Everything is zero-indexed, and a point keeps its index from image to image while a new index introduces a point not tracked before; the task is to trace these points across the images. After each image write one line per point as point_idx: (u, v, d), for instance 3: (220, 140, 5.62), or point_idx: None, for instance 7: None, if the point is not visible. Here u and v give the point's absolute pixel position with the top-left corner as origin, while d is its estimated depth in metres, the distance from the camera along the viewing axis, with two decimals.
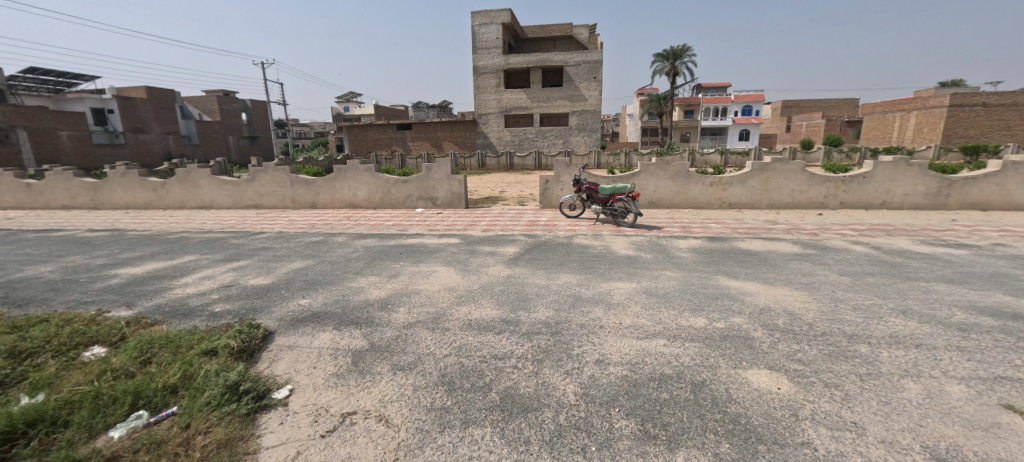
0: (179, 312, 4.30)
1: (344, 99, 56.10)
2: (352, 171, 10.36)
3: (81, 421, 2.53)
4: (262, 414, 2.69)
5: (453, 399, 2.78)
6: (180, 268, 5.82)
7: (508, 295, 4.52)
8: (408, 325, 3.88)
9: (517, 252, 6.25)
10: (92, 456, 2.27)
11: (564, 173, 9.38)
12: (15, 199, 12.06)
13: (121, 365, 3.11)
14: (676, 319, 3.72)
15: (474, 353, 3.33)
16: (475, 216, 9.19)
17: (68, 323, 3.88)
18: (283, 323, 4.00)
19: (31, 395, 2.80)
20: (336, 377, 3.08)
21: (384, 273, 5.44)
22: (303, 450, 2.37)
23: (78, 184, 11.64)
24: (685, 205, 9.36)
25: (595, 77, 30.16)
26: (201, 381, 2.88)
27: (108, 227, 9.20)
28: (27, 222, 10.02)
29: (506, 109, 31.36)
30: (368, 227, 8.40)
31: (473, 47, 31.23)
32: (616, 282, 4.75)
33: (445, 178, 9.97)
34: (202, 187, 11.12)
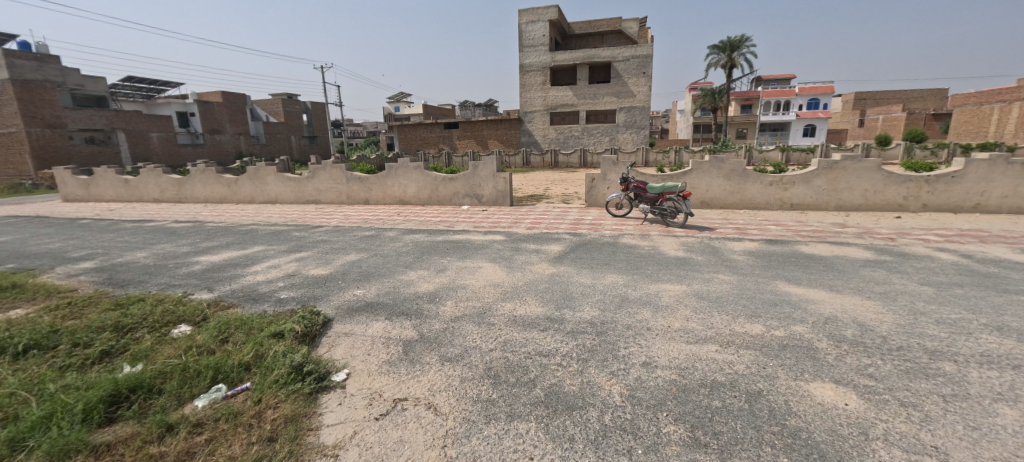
0: (250, 296, 4.70)
1: (395, 99, 58.32)
2: (403, 168, 10.74)
3: (172, 390, 2.84)
4: (322, 394, 2.88)
5: (499, 392, 2.84)
6: (250, 258, 6.33)
7: (552, 293, 4.52)
8: (455, 318, 3.99)
9: (561, 250, 6.22)
10: (181, 421, 2.55)
11: (611, 170, 9.22)
12: (116, 193, 13.60)
13: (204, 342, 3.45)
14: (730, 325, 3.57)
15: (520, 349, 3.37)
16: (520, 213, 9.26)
17: (160, 302, 4.37)
18: (341, 311, 4.25)
19: (133, 364, 3.19)
20: (388, 364, 3.24)
21: (432, 268, 5.63)
22: (359, 430, 2.52)
23: (166, 179, 12.93)
24: (740, 205, 8.90)
25: (644, 72, 29.25)
26: (271, 360, 3.13)
27: (190, 218, 10.14)
28: (125, 213, 11.27)
29: (552, 106, 31.20)
30: (417, 223, 8.68)
31: (520, 45, 31.31)
32: (665, 284, 4.61)
33: (491, 175, 10.11)
34: (269, 183, 11.97)
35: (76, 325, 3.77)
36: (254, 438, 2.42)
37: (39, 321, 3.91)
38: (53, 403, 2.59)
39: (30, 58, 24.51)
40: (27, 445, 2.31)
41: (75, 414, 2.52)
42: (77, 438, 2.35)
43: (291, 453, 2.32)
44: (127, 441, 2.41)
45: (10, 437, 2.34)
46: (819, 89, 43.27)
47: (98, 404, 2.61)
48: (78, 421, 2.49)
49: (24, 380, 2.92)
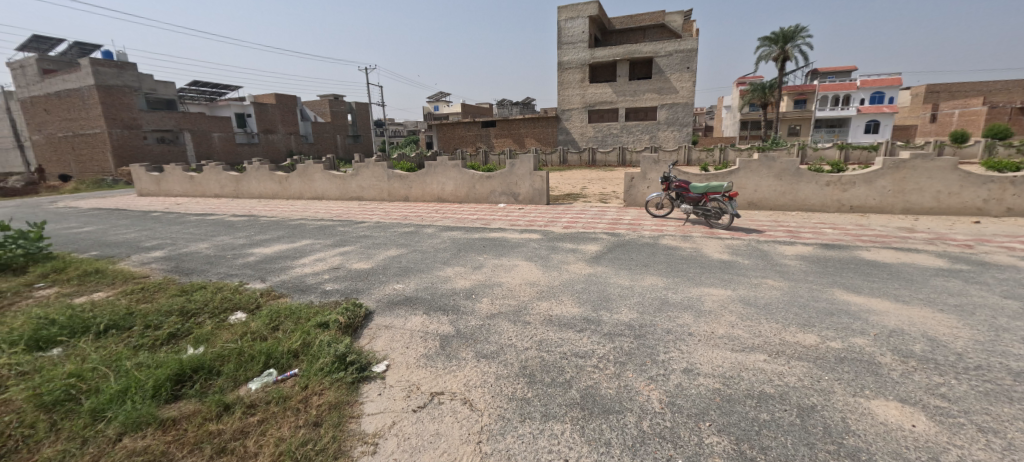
0: (298, 287, 4.93)
1: (435, 99, 59.56)
2: (441, 167, 10.91)
3: (229, 372, 3.02)
4: (363, 384, 2.97)
5: (534, 392, 2.82)
6: (299, 251, 6.64)
7: (589, 294, 4.45)
8: (491, 315, 4.01)
9: (598, 250, 6.11)
10: (237, 401, 2.71)
11: (651, 169, 8.95)
12: (182, 189, 14.70)
13: (258, 328, 3.65)
14: (780, 334, 3.37)
15: (555, 349, 3.33)
16: (557, 212, 9.18)
17: (219, 290, 4.67)
18: (381, 304, 4.39)
19: (196, 346, 3.42)
20: (426, 358, 3.30)
21: (469, 264, 5.68)
22: (398, 421, 2.58)
23: (225, 176, 13.83)
24: (792, 206, 8.41)
25: (688, 67, 28.21)
26: (317, 349, 3.27)
27: (245, 213, 10.78)
28: (190, 207, 12.16)
29: (591, 103, 30.73)
30: (454, 221, 8.79)
31: (559, 43, 31.10)
32: (708, 288, 4.43)
33: (527, 174, 10.09)
34: (316, 180, 12.53)
35: (147, 308, 4.09)
36: (301, 422, 2.53)
37: (118, 303, 4.28)
38: (128, 378, 2.83)
39: (111, 65, 26.33)
40: (106, 415, 2.54)
41: (146, 390, 2.74)
42: (148, 412, 2.55)
43: (335, 438, 2.41)
44: (190, 416, 2.58)
45: (93, 406, 2.58)
46: (885, 82, 40.10)
47: (165, 382, 2.81)
48: (150, 395, 2.71)
49: (105, 356, 3.20)
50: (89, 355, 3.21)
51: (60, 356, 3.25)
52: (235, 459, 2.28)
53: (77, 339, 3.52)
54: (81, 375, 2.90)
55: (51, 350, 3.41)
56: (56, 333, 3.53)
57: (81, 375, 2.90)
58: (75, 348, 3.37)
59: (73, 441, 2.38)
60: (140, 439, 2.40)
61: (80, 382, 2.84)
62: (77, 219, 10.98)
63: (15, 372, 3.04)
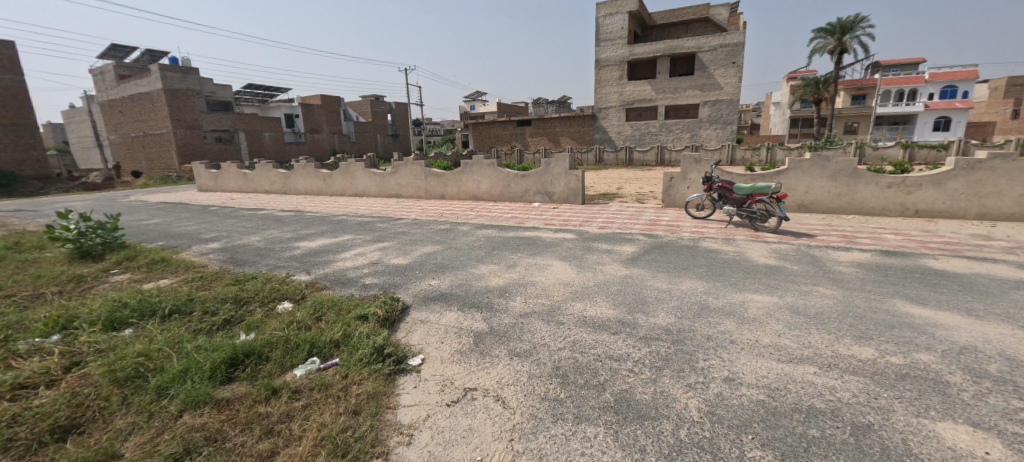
0: (340, 280, 5.12)
1: (472, 98, 60.29)
2: (477, 165, 11.00)
3: (277, 358, 3.17)
4: (400, 376, 3.04)
5: (567, 393, 2.78)
6: (340, 245, 6.90)
7: (625, 296, 4.34)
8: (524, 314, 4.00)
9: (635, 251, 5.97)
10: (284, 386, 2.84)
11: (692, 169, 8.64)
12: (236, 185, 15.61)
13: (303, 318, 3.82)
14: (833, 347, 3.16)
15: (589, 350, 3.28)
16: (592, 212, 9.04)
17: (268, 280, 4.92)
18: (417, 299, 4.47)
19: (247, 332, 3.62)
20: (460, 353, 3.33)
21: (503, 263, 5.69)
22: (432, 413, 2.62)
23: (274, 174, 14.56)
24: (847, 210, 7.89)
25: (734, 62, 27.06)
26: (356, 340, 3.37)
27: (292, 208, 11.31)
28: (242, 202, 12.89)
29: (629, 101, 30.07)
30: (489, 219, 8.85)
31: (597, 40, 30.67)
32: (752, 294, 4.23)
33: (563, 172, 9.99)
34: (357, 178, 12.96)
35: (205, 295, 4.37)
36: (341, 409, 2.62)
37: (180, 290, 4.60)
38: (188, 360, 3.02)
39: (177, 70, 28.38)
40: (169, 393, 2.73)
41: (204, 371, 2.92)
42: (205, 392, 2.72)
43: (372, 427, 2.48)
44: (241, 398, 2.73)
45: (158, 384, 2.78)
46: (958, 75, 36.83)
47: (220, 364, 3.00)
48: (207, 376, 2.89)
49: (169, 338, 3.43)
50: (155, 337, 3.45)
51: (131, 336, 3.52)
52: (281, 440, 2.39)
53: (145, 322, 3.80)
54: (148, 354, 3.13)
55: (124, 331, 3.71)
56: (128, 315, 3.84)
57: (149, 354, 3.13)
58: (144, 329, 3.65)
59: (141, 414, 2.58)
60: (198, 416, 2.56)
61: (148, 360, 3.06)
62: (146, 211, 11.92)
63: (93, 349, 3.31)
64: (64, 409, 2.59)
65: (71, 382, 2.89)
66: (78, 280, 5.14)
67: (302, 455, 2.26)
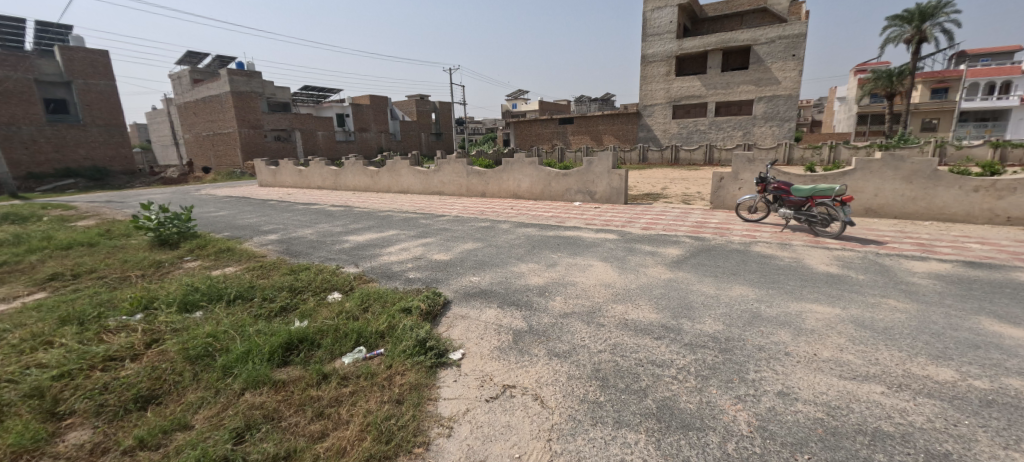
0: (385, 274, 5.29)
1: (514, 96, 60.51)
2: (518, 164, 11.01)
3: (327, 346, 3.32)
4: (440, 369, 3.10)
5: (607, 396, 2.72)
6: (386, 240, 7.13)
7: (669, 300, 4.18)
8: (564, 314, 3.96)
9: (681, 254, 5.76)
10: (333, 373, 2.97)
11: (744, 169, 8.23)
12: (292, 180, 16.55)
13: (351, 308, 3.98)
14: (904, 365, 2.89)
15: (631, 354, 3.19)
16: (635, 213, 8.81)
17: (320, 271, 5.17)
18: (458, 294, 4.53)
19: (301, 320, 3.81)
20: (499, 350, 3.34)
21: (542, 262, 5.65)
22: (471, 408, 2.65)
23: (326, 170, 15.30)
24: (924, 215, 7.21)
25: (793, 54, 25.44)
26: (400, 332, 3.47)
27: (341, 203, 11.82)
28: (296, 197, 13.63)
29: (677, 98, 29.03)
30: (529, 217, 8.83)
31: (644, 35, 29.84)
32: (810, 304, 3.95)
33: (605, 172, 9.78)
34: (402, 175, 13.34)
35: (265, 283, 4.66)
36: (386, 398, 2.70)
37: (243, 277, 4.93)
38: (249, 342, 3.23)
39: (242, 74, 30.41)
40: (233, 372, 2.93)
41: (263, 353, 3.12)
42: (263, 374, 2.89)
43: (414, 417, 2.54)
44: (295, 381, 2.88)
45: (223, 364, 2.99)
46: None
47: (277, 348, 3.18)
48: (266, 358, 3.08)
49: (233, 321, 3.69)
50: (222, 319, 3.71)
51: (200, 318, 3.81)
52: (331, 423, 2.50)
53: (213, 305, 4.11)
54: (214, 335, 3.37)
55: (195, 313, 4.02)
56: (199, 298, 4.16)
57: (215, 335, 3.37)
58: (212, 312, 3.94)
59: (208, 390, 2.78)
60: (258, 395, 2.73)
61: (215, 341, 3.30)
62: (213, 204, 12.91)
63: (170, 328, 3.61)
64: (145, 381, 2.84)
65: (151, 356, 3.17)
66: (157, 265, 5.64)
67: (349, 439, 2.36)
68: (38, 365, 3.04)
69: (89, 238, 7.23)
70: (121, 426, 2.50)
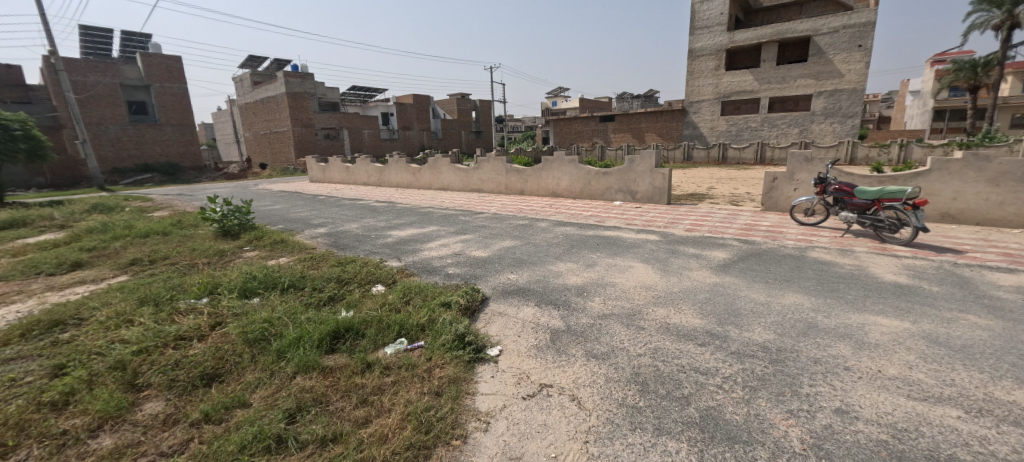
0: (426, 268, 5.40)
1: (554, 94, 60.15)
2: (558, 162, 10.92)
3: (370, 336, 3.43)
4: (478, 365, 3.13)
5: (647, 402, 2.64)
6: (427, 235, 7.28)
7: (714, 306, 4.00)
8: (603, 315, 3.88)
9: (728, 258, 5.50)
10: (376, 362, 3.07)
11: (801, 169, 7.73)
12: (340, 177, 17.29)
13: (393, 300, 4.09)
14: (986, 388, 2.61)
15: (672, 360, 3.08)
16: (678, 213, 8.50)
17: (365, 264, 5.36)
18: (497, 291, 4.56)
19: (347, 310, 3.97)
20: (536, 348, 3.33)
21: (581, 262, 5.57)
22: (508, 405, 2.66)
23: (371, 167, 15.87)
24: (1013, 222, 6.49)
25: (859, 45, 23.65)
26: (440, 326, 3.53)
27: (384, 199, 12.21)
28: (343, 193, 14.21)
29: (726, 94, 27.75)
30: (568, 216, 8.73)
31: (692, 29, 28.74)
32: (874, 316, 3.65)
33: (648, 171, 9.48)
34: (443, 172, 13.59)
35: (315, 273, 4.89)
36: (425, 389, 2.76)
37: (296, 267, 5.21)
38: (300, 329, 3.40)
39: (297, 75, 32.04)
40: (286, 356, 3.09)
41: (312, 340, 3.27)
42: (312, 360, 3.03)
43: (452, 410, 2.57)
44: (342, 368, 3.00)
45: (278, 348, 3.16)
46: None
47: (325, 336, 3.33)
48: (315, 345, 3.24)
49: (286, 308, 3.90)
50: (277, 306, 3.93)
51: (258, 304, 4.07)
52: (374, 410, 2.58)
53: (268, 293, 4.37)
54: (270, 321, 3.57)
55: (253, 299, 4.29)
56: (256, 286, 4.43)
57: (271, 321, 3.57)
58: (268, 299, 4.19)
59: (264, 372, 2.95)
60: (308, 379, 2.86)
61: (270, 326, 3.50)
62: (269, 198, 13.73)
63: (231, 312, 3.86)
64: (209, 360, 3.06)
65: (215, 337, 3.41)
66: (221, 254, 6.06)
67: (391, 426, 2.42)
68: (121, 341, 3.35)
69: (163, 228, 7.91)
70: (189, 400, 2.71)
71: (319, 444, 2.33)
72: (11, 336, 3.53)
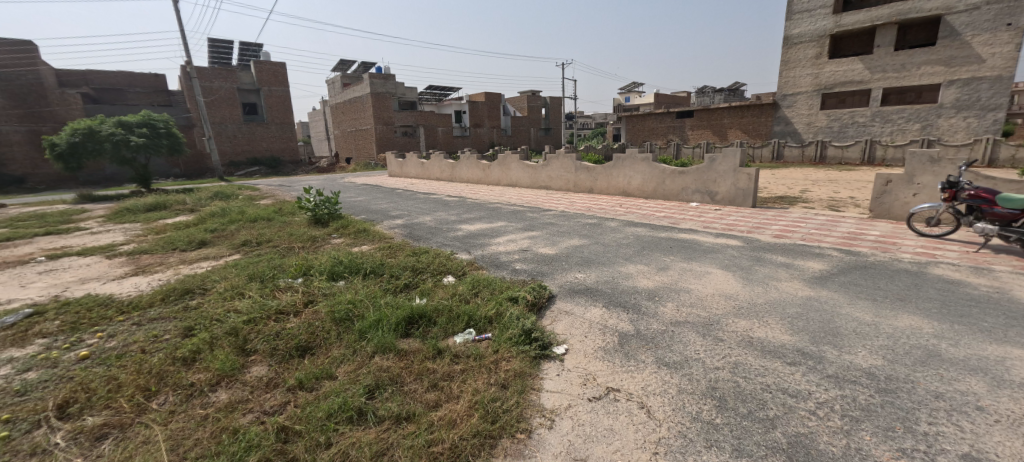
0: (494, 263, 5.49)
1: (628, 89, 58.26)
2: (630, 160, 10.55)
3: (441, 324, 3.57)
4: (544, 362, 3.12)
5: (725, 419, 2.45)
6: (495, 230, 7.41)
7: (808, 323, 3.60)
8: (676, 322, 3.67)
9: (824, 269, 4.93)
10: (447, 349, 3.19)
11: (923, 170, 6.69)
12: (416, 172, 18.21)
13: (463, 292, 4.22)
14: None
15: (755, 377, 2.84)
16: (765, 217, 7.79)
17: (436, 255, 5.59)
18: (563, 290, 4.51)
19: (420, 297, 4.17)
20: (604, 351, 3.24)
21: (653, 264, 5.33)
22: (573, 405, 2.62)
23: (444, 163, 16.48)
24: None
25: (1008, 23, 19.92)
26: (507, 320, 3.57)
27: (455, 194, 12.63)
28: (418, 187, 14.94)
29: (828, 85, 24.89)
30: (640, 216, 8.40)
31: (790, 14, 26.14)
32: (1017, 348, 3.07)
33: (730, 170, 8.78)
34: (512, 169, 13.74)
35: (392, 262, 5.18)
36: (492, 380, 2.81)
37: (376, 255, 5.57)
38: (379, 312, 3.61)
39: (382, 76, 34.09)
40: (367, 336, 3.32)
41: (390, 324, 3.48)
42: (389, 342, 3.21)
43: (518, 403, 2.59)
44: (415, 352, 3.16)
45: (360, 328, 3.41)
46: None
47: (401, 321, 3.52)
48: (392, 328, 3.44)
49: (366, 292, 4.18)
50: (359, 290, 4.24)
51: (343, 286, 4.42)
52: (444, 395, 2.68)
53: (352, 277, 4.72)
54: (353, 302, 3.85)
55: (339, 282, 4.66)
56: (343, 270, 4.81)
57: (353, 302, 3.85)
58: (352, 282, 4.54)
59: (348, 349, 3.20)
60: (385, 359, 3.05)
61: (353, 306, 3.78)
62: (353, 190, 14.84)
63: (322, 292, 4.24)
64: (304, 333, 3.38)
65: (308, 314, 3.76)
66: (313, 239, 6.66)
67: (460, 413, 2.49)
68: (234, 311, 3.82)
69: (268, 214, 8.88)
70: (288, 367, 3.02)
71: (394, 421, 2.47)
72: (154, 299, 4.20)
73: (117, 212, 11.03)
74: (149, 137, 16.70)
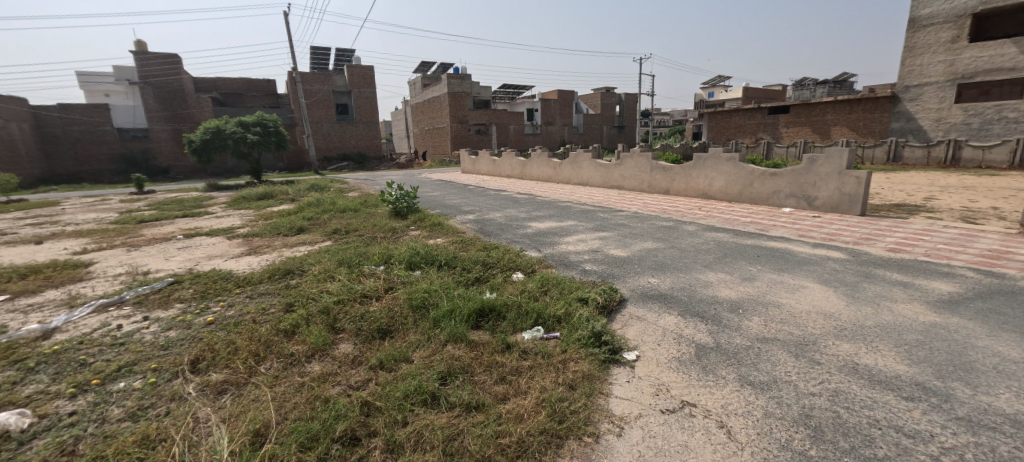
0: (563, 262, 5.45)
1: (713, 84, 54.44)
2: (713, 160, 9.88)
3: (511, 319, 3.62)
4: (613, 366, 3.04)
5: (821, 452, 2.21)
6: (565, 229, 7.35)
7: (930, 353, 3.10)
8: (764, 339, 3.37)
9: (952, 292, 4.22)
10: (516, 344, 3.23)
11: None
12: (487, 168, 18.65)
13: (532, 289, 4.24)
14: None
15: (862, 410, 2.51)
16: (876, 228, 6.85)
17: (505, 251, 5.68)
18: (635, 293, 4.35)
19: (490, 292, 4.27)
20: (678, 362, 3.07)
21: (737, 274, 4.93)
22: (644, 414, 2.52)
23: (516, 161, 16.66)
24: None
25: None
26: (576, 320, 3.52)
27: (526, 191, 12.73)
28: (490, 184, 15.28)
29: (966, 75, 21.16)
30: (723, 221, 7.83)
31: None
32: None
33: (834, 173, 7.83)
34: (584, 167, 13.53)
35: (464, 255, 5.37)
36: (560, 380, 2.79)
37: (449, 248, 5.81)
38: (452, 302, 3.76)
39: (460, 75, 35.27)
40: (441, 324, 3.47)
41: (462, 314, 3.60)
42: (461, 332, 3.32)
43: (586, 406, 2.55)
44: (485, 344, 3.24)
45: (435, 316, 3.57)
46: None
47: (472, 313, 3.63)
48: (464, 319, 3.56)
49: (441, 282, 4.37)
50: (433, 280, 4.45)
51: (419, 275, 4.66)
52: (512, 390, 2.72)
53: (428, 267, 4.96)
54: (428, 291, 4.05)
55: (415, 271, 4.92)
56: (419, 260, 5.07)
57: (428, 291, 4.04)
58: (427, 272, 4.77)
59: (423, 335, 3.37)
60: (457, 348, 3.16)
61: (429, 295, 3.97)
62: (429, 186, 15.59)
63: (400, 280, 4.50)
64: (385, 317, 3.62)
65: (388, 299, 4.03)
66: (393, 230, 7.10)
67: (528, 408, 2.52)
68: (327, 291, 4.22)
69: (354, 205, 9.65)
70: (370, 347, 3.25)
71: (465, 408, 2.56)
72: (263, 276, 4.77)
73: (235, 199, 12.69)
74: (262, 134, 18.90)
